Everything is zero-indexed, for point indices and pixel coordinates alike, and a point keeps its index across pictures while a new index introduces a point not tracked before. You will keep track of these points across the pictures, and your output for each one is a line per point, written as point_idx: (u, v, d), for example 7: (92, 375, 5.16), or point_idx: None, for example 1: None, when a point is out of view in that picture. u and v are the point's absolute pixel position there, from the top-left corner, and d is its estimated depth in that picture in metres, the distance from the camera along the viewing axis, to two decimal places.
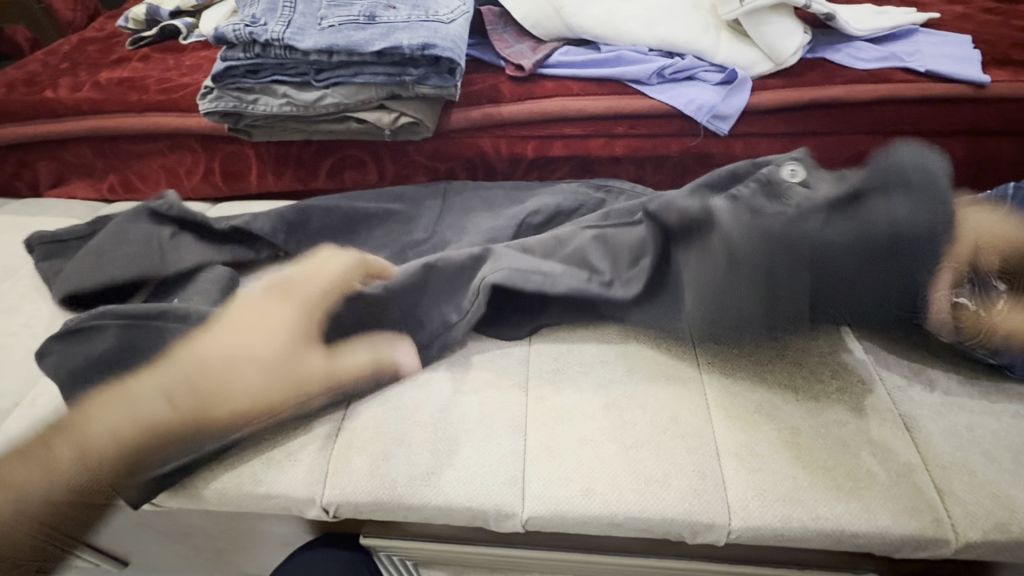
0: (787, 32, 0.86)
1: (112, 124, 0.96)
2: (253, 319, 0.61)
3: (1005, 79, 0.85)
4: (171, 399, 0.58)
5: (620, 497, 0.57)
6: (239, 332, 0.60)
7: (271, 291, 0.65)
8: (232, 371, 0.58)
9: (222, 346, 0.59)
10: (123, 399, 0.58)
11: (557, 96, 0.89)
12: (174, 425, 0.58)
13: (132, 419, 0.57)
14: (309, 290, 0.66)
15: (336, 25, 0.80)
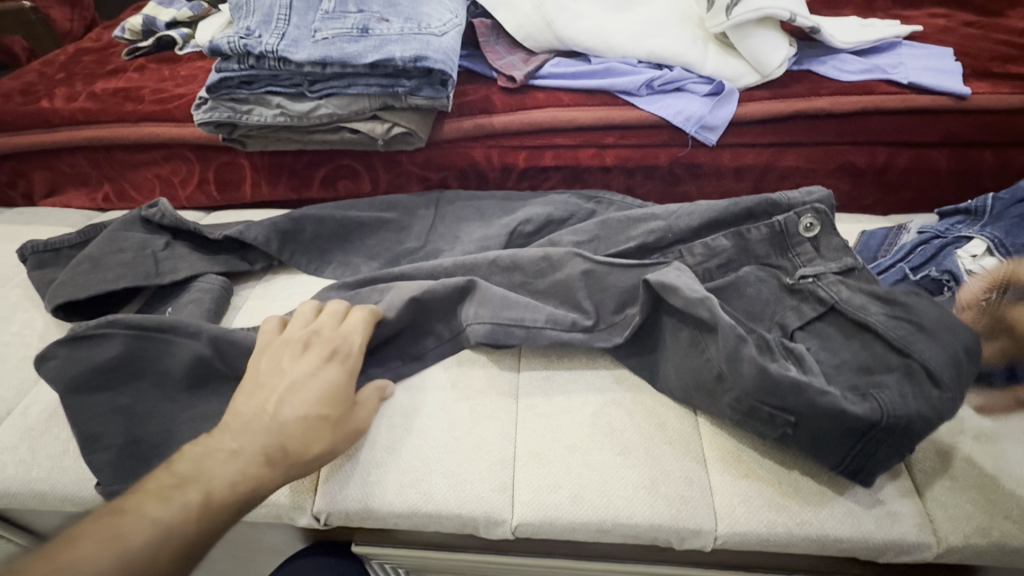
0: (773, 45, 0.88)
1: (107, 134, 0.96)
2: (307, 394, 0.55)
3: (985, 91, 0.87)
4: (207, 489, 0.48)
5: (606, 500, 0.58)
6: (298, 400, 0.54)
7: (304, 355, 0.58)
8: (309, 433, 0.53)
9: (280, 419, 0.53)
10: (165, 503, 0.47)
11: (548, 107, 0.90)
12: (206, 523, 0.47)
13: (159, 531, 0.45)
14: (356, 349, 0.61)
15: (330, 38, 0.82)
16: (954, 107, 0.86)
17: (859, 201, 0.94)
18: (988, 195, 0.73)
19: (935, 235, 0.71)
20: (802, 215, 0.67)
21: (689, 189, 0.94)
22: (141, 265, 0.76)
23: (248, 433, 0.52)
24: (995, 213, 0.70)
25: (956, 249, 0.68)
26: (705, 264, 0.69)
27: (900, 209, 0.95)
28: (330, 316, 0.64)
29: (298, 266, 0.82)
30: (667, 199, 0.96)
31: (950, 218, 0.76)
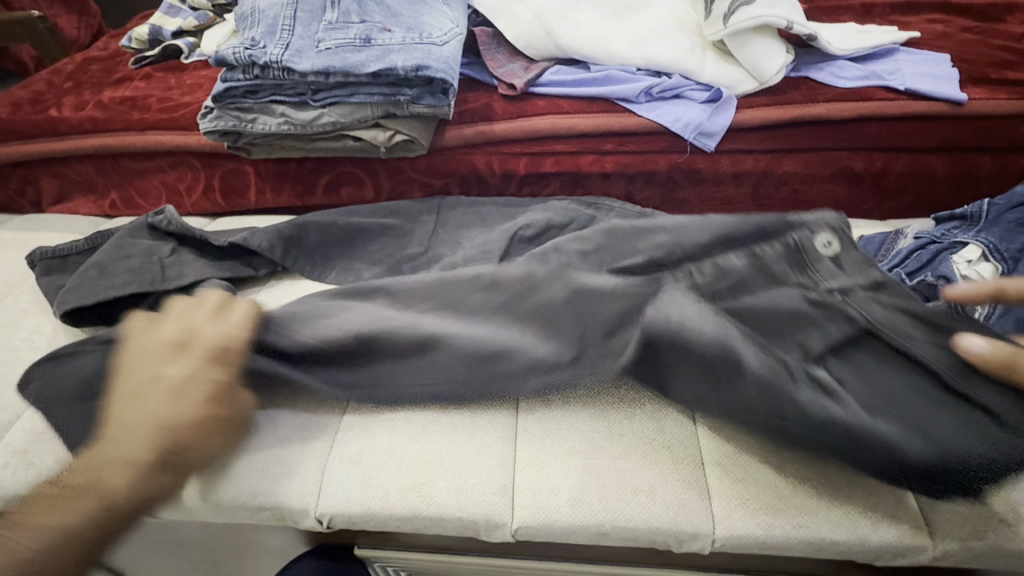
0: (770, 53, 0.89)
1: (114, 142, 0.98)
2: (134, 411, 0.59)
3: (982, 96, 0.88)
4: (105, 495, 0.54)
5: (609, 510, 0.58)
6: (164, 405, 0.58)
7: (182, 356, 0.62)
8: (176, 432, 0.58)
9: (144, 421, 0.57)
10: (65, 514, 0.53)
11: (549, 114, 0.91)
12: (124, 504, 0.55)
13: (61, 535, 0.52)
14: (230, 345, 0.65)
15: (333, 48, 0.83)
16: (950, 113, 0.87)
17: (858, 206, 0.95)
18: (984, 201, 0.74)
19: (931, 240, 0.72)
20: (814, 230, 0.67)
21: (688, 195, 0.95)
22: (147, 272, 0.78)
23: (130, 435, 0.57)
24: (991, 218, 0.71)
25: (952, 254, 0.68)
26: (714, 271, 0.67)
27: (898, 214, 0.95)
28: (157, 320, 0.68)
29: (301, 272, 0.84)
30: (666, 204, 0.97)
31: (946, 223, 0.76)
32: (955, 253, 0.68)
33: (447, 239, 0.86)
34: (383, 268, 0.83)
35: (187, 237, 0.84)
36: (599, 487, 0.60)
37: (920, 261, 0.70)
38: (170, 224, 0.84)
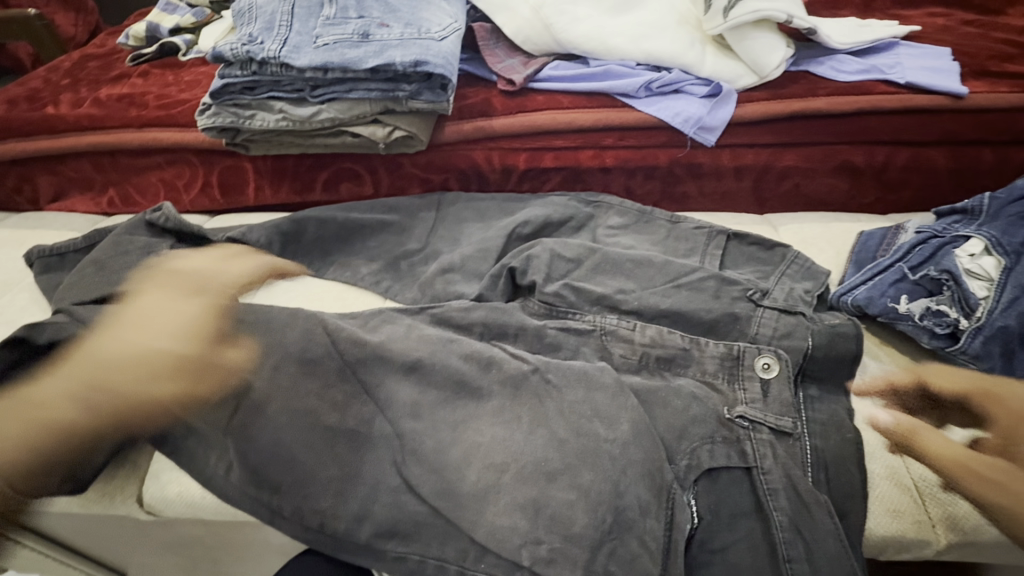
0: (770, 47, 0.89)
1: (112, 139, 0.97)
2: (180, 321, 0.68)
3: (982, 90, 0.88)
4: (74, 394, 0.59)
5: (660, 537, 0.53)
6: (159, 336, 0.66)
7: (189, 295, 0.72)
8: (156, 359, 0.63)
9: (138, 343, 0.64)
10: (47, 406, 0.58)
11: (548, 109, 0.91)
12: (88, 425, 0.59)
13: (48, 424, 0.58)
14: (218, 291, 0.74)
15: (331, 44, 0.82)
16: (951, 106, 0.87)
17: (859, 200, 0.94)
18: (984, 194, 0.73)
19: (933, 234, 0.71)
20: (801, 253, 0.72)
21: (688, 189, 0.95)
22: (146, 269, 0.77)
23: (116, 338, 0.64)
24: (992, 212, 0.71)
25: (953, 249, 0.68)
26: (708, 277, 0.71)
27: (899, 208, 0.95)
28: (192, 273, 0.75)
29: (300, 268, 0.83)
30: (666, 199, 0.96)
31: (947, 217, 0.76)
32: (957, 247, 0.68)
33: (446, 236, 0.86)
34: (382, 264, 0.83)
35: (186, 233, 0.83)
36: (657, 516, 0.54)
37: (923, 257, 0.69)
38: (169, 221, 0.83)
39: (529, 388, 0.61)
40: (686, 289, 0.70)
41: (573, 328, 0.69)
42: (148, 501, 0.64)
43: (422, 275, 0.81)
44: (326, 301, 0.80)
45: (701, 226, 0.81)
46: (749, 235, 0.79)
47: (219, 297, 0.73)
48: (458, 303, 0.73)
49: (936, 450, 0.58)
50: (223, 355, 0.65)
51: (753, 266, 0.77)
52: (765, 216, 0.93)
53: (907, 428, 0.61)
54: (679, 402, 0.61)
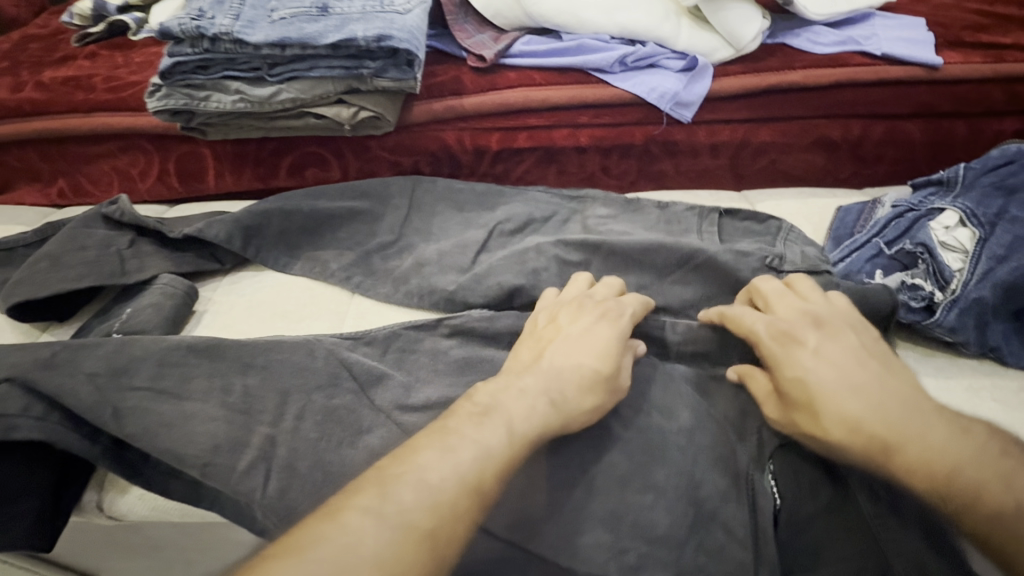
0: (746, 17, 0.86)
1: (58, 126, 0.92)
2: (596, 349, 0.54)
3: (957, 61, 0.87)
4: (507, 420, 0.48)
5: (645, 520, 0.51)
6: (583, 355, 0.54)
7: (578, 318, 0.58)
8: (581, 386, 0.51)
9: (568, 363, 0.53)
10: (449, 449, 0.45)
11: (520, 87, 0.88)
12: (487, 473, 0.44)
13: (456, 471, 0.44)
14: (628, 319, 0.58)
15: (288, 17, 0.78)
16: (926, 77, 0.87)
17: (835, 174, 0.94)
18: (960, 165, 0.73)
19: (909, 208, 0.71)
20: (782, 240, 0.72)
21: (665, 168, 0.93)
22: (105, 265, 0.73)
23: (531, 376, 0.52)
24: (967, 182, 0.70)
25: (929, 221, 0.68)
26: (688, 260, 0.69)
27: (874, 182, 0.95)
28: (607, 284, 0.63)
29: (265, 262, 0.80)
30: (644, 177, 0.94)
31: (923, 189, 0.76)
32: (933, 220, 0.68)
33: (420, 224, 0.83)
34: (353, 254, 0.80)
35: (148, 226, 0.78)
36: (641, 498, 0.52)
37: (901, 232, 0.69)
38: (128, 211, 0.78)
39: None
40: (666, 273, 0.69)
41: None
42: (107, 506, 0.60)
43: (396, 268, 0.78)
44: (317, 325, 0.74)
45: (692, 207, 0.79)
46: (742, 210, 0.78)
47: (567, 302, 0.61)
48: (478, 311, 0.69)
49: (759, 392, 0.54)
50: (210, 398, 0.59)
51: (751, 239, 0.75)
52: (743, 193, 0.92)
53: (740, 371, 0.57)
54: (664, 384, 0.59)
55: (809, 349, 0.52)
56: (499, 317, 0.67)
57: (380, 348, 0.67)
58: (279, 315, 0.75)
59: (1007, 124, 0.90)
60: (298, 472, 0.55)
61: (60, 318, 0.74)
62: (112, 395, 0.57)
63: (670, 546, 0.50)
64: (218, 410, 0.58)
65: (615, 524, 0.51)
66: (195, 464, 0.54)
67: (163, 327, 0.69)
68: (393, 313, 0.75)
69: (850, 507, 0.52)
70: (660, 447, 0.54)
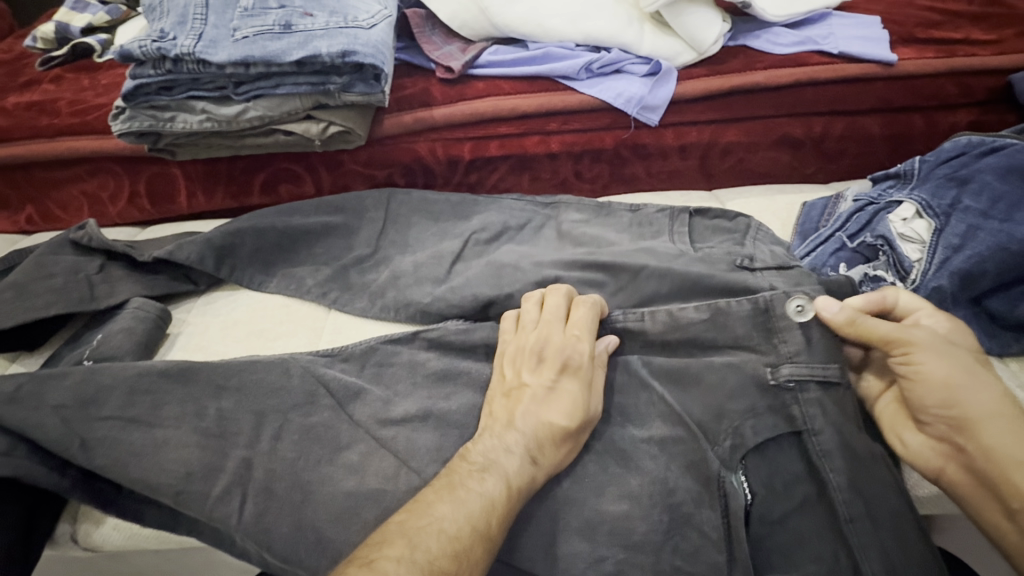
0: (706, 22, 0.88)
1: (22, 152, 0.90)
2: (565, 401, 0.55)
3: (910, 57, 0.90)
4: (504, 477, 0.50)
5: (621, 523, 0.52)
6: (554, 408, 0.55)
7: (541, 367, 0.58)
8: (557, 440, 0.54)
9: (541, 419, 0.54)
10: (458, 500, 0.48)
11: (489, 97, 0.89)
12: (494, 521, 0.48)
13: (469, 520, 0.47)
14: (589, 353, 0.59)
15: (251, 36, 0.78)
16: (882, 74, 0.89)
17: (801, 170, 0.96)
18: (915, 158, 0.75)
19: (869, 201, 0.73)
20: (754, 235, 0.73)
21: (637, 171, 0.94)
22: (74, 291, 0.72)
23: (513, 432, 0.54)
24: (922, 174, 0.73)
25: (888, 214, 0.70)
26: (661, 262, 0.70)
27: (838, 178, 0.97)
28: (558, 310, 0.62)
29: (240, 281, 0.79)
30: (616, 181, 0.95)
31: (882, 182, 0.78)
32: (892, 212, 0.70)
33: (396, 236, 0.83)
34: (329, 270, 0.79)
35: (122, 252, 0.77)
36: (616, 501, 0.53)
37: (862, 225, 0.71)
38: (100, 236, 0.77)
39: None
40: (638, 276, 0.69)
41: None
42: (82, 535, 0.59)
43: (373, 282, 0.78)
44: (295, 342, 0.74)
45: (663, 209, 0.80)
46: (710, 210, 0.79)
47: (521, 340, 0.61)
48: (454, 323, 0.69)
49: (891, 329, 0.54)
50: (184, 424, 0.58)
51: (721, 238, 0.76)
52: (713, 192, 0.94)
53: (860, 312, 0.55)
54: (635, 389, 0.61)
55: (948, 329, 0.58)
56: (477, 329, 0.67)
57: (358, 364, 0.67)
58: (254, 334, 0.75)
59: (962, 116, 0.93)
60: (276, 493, 0.55)
61: (30, 348, 0.73)
62: (81, 426, 0.57)
63: (644, 549, 0.51)
64: (193, 438, 0.57)
65: (591, 533, 0.52)
66: (173, 496, 0.54)
67: (135, 352, 0.68)
68: (372, 328, 0.74)
69: (821, 503, 0.54)
70: (631, 453, 0.56)
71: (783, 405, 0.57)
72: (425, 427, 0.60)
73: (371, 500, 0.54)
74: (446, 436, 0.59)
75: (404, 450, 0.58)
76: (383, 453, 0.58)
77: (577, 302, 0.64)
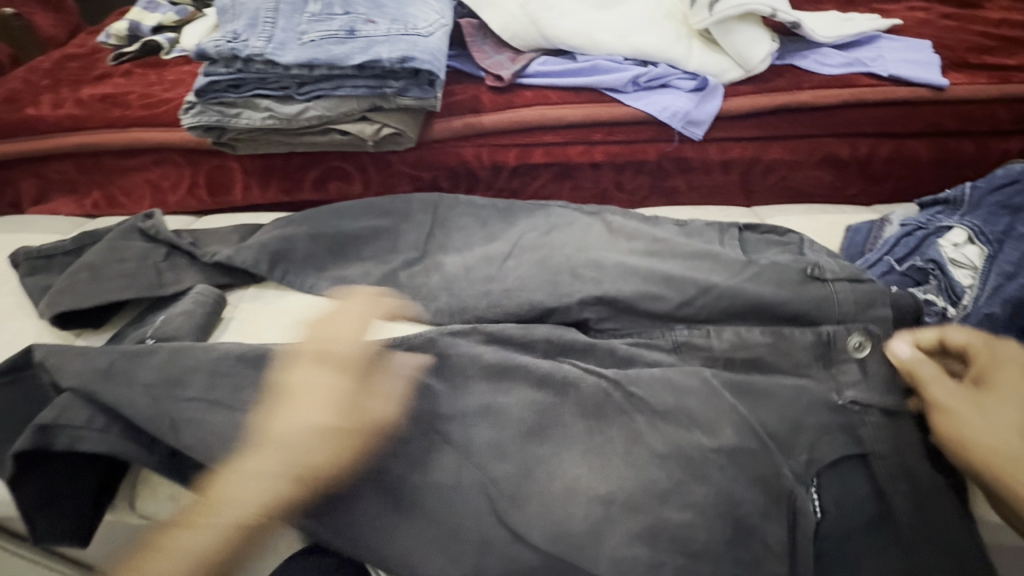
0: (755, 40, 0.89)
1: (96, 140, 0.96)
2: (327, 398, 0.60)
3: (962, 81, 0.89)
4: (269, 479, 0.54)
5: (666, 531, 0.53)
6: (316, 407, 0.59)
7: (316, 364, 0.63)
8: (329, 436, 0.57)
9: (291, 420, 0.58)
10: (209, 508, 0.54)
11: (537, 106, 0.91)
12: (228, 530, 0.54)
13: (203, 527, 0.53)
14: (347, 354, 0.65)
15: (317, 40, 0.82)
16: (933, 98, 0.89)
17: (844, 191, 0.95)
18: (966, 184, 0.75)
19: (917, 227, 0.73)
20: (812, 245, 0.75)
21: (678, 183, 0.95)
22: (143, 276, 0.77)
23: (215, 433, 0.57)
24: (973, 201, 0.72)
25: (938, 239, 0.70)
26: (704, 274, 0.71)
27: (882, 201, 0.96)
28: (348, 312, 0.74)
29: (291, 285, 0.81)
30: (656, 194, 0.97)
31: (930, 207, 0.78)
32: (941, 237, 0.70)
33: (443, 237, 0.85)
34: (377, 268, 0.82)
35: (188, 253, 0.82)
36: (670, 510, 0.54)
37: (912, 248, 0.71)
38: (171, 235, 0.82)
39: (611, 406, 0.61)
40: (679, 288, 0.70)
41: (645, 342, 0.68)
42: (140, 502, 0.63)
43: (418, 280, 0.80)
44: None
45: (712, 222, 0.81)
46: (760, 225, 0.80)
47: (329, 340, 0.67)
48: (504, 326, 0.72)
49: (925, 381, 0.56)
50: None
51: (771, 251, 0.77)
52: (753, 209, 0.94)
53: (909, 359, 0.58)
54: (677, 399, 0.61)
55: (1015, 358, 0.54)
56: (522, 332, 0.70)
57: (404, 359, 0.69)
58: (304, 324, 0.78)
59: (1014, 143, 0.92)
60: (331, 481, 0.57)
61: (95, 325, 0.77)
62: (168, 406, 0.58)
63: (682, 557, 0.52)
64: None
65: (654, 537, 0.53)
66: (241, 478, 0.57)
67: (193, 334, 0.72)
68: (418, 324, 0.77)
69: (855, 530, 0.56)
70: (699, 463, 0.56)
71: (854, 423, 0.59)
72: (483, 422, 0.60)
73: (432, 492, 0.56)
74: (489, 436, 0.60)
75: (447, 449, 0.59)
76: (441, 446, 0.59)
77: (360, 305, 0.76)
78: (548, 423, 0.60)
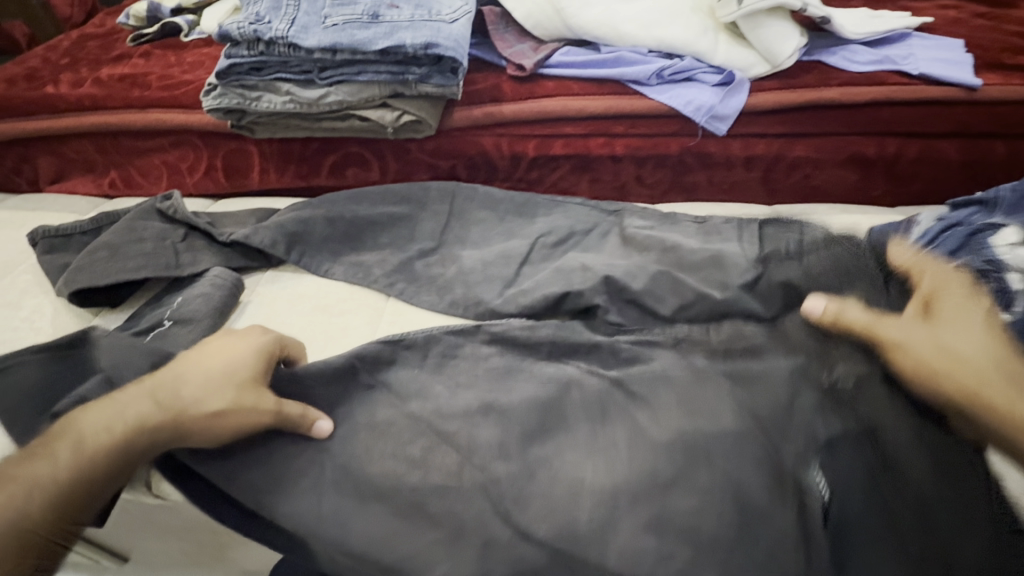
0: (783, 35, 0.87)
1: (115, 120, 0.96)
2: (219, 352, 0.58)
3: (995, 82, 0.87)
4: (157, 400, 0.54)
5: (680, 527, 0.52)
6: (212, 359, 0.57)
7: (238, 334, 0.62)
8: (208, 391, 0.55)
9: (198, 366, 0.57)
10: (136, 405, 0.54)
11: (558, 96, 0.90)
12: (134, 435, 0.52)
13: (120, 421, 0.53)
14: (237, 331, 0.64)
15: (340, 24, 0.81)
16: (964, 98, 0.87)
17: (868, 191, 0.94)
18: (1002, 187, 0.74)
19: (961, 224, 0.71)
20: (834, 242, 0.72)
21: (698, 179, 0.94)
22: (161, 257, 0.77)
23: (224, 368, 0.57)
24: (1011, 204, 0.71)
25: (989, 237, 0.67)
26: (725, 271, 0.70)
27: (906, 202, 0.95)
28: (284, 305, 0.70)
29: (308, 266, 0.81)
30: (675, 188, 0.95)
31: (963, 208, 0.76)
32: (995, 236, 0.67)
33: (460, 228, 0.85)
34: (395, 256, 0.82)
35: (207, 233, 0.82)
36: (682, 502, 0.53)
37: (973, 243, 0.67)
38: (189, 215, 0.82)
39: (614, 406, 0.61)
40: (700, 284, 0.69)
41: (649, 342, 0.67)
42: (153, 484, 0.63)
43: (434, 269, 0.80)
44: (352, 323, 0.76)
45: (731, 221, 0.80)
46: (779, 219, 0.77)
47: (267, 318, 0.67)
48: (519, 321, 0.71)
49: (861, 323, 0.58)
50: None
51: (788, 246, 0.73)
52: (774, 208, 0.93)
53: (832, 310, 0.61)
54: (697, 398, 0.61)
55: (948, 283, 0.59)
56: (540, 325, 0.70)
57: (422, 350, 0.69)
58: (321, 309, 0.78)
59: None
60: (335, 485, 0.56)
61: (112, 304, 0.77)
62: None
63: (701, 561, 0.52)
64: None
65: (660, 529, 0.52)
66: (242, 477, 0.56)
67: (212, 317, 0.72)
68: (431, 313, 0.76)
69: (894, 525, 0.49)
70: None
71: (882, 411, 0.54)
72: (486, 422, 0.61)
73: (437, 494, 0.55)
74: (507, 430, 0.60)
75: (464, 445, 0.59)
76: (442, 446, 0.59)
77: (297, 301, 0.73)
78: (550, 424, 0.60)
